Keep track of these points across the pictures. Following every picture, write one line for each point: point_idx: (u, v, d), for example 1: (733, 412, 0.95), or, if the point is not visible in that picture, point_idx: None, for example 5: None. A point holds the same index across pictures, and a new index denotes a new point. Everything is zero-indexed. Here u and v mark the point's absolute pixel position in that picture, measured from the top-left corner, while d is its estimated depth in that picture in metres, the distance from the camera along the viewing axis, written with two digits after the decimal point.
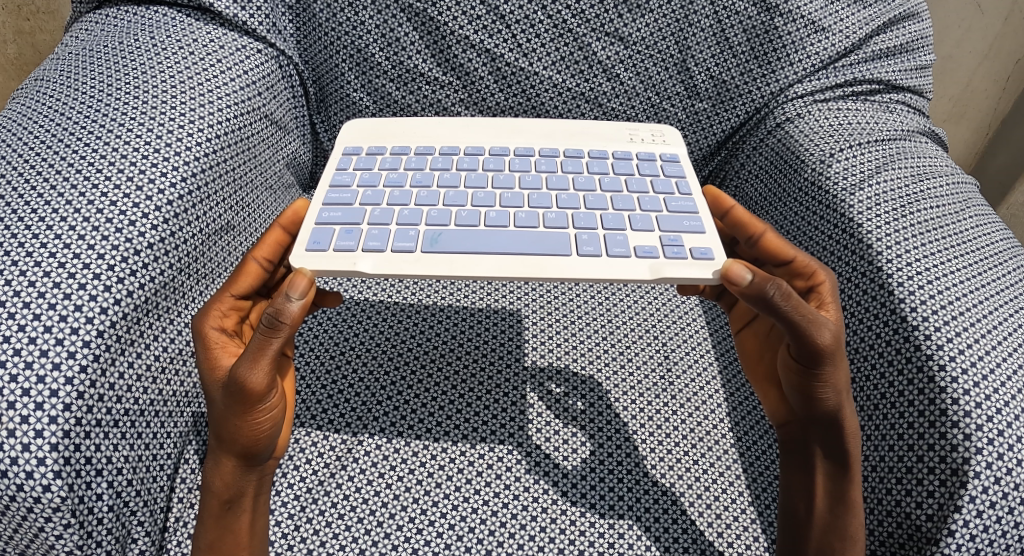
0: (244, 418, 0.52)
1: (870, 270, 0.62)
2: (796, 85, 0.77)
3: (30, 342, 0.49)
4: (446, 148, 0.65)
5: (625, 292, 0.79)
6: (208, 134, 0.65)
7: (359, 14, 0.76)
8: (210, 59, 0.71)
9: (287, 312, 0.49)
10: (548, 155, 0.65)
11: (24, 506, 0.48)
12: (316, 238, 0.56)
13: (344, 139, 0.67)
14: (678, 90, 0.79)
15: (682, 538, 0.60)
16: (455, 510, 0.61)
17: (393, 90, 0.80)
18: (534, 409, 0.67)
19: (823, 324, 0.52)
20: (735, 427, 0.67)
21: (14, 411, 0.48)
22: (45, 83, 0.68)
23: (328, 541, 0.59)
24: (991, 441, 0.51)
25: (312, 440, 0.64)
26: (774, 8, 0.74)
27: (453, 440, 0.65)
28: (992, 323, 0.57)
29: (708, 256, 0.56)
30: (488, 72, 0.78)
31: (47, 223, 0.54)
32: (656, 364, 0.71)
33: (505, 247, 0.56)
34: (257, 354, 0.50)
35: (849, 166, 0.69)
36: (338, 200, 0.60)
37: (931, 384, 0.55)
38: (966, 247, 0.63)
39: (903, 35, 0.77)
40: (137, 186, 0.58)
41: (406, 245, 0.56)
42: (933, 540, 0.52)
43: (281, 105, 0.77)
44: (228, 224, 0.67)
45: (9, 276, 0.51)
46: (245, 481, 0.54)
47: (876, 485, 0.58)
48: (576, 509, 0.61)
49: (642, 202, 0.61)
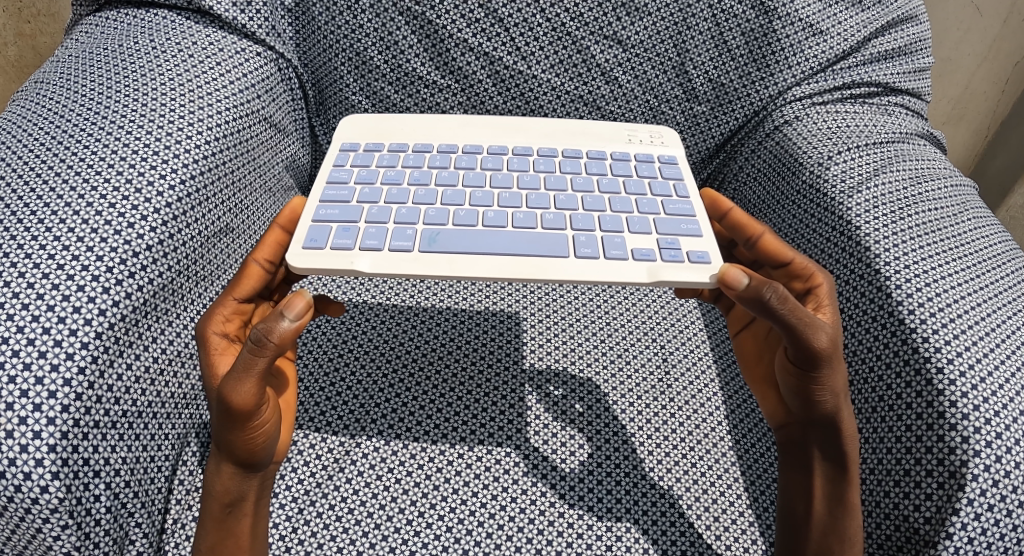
0: (243, 429, 0.51)
1: (868, 272, 0.62)
2: (795, 87, 0.77)
3: (28, 343, 0.50)
4: (444, 146, 0.65)
5: (624, 294, 0.79)
6: (207, 137, 0.65)
7: (358, 17, 0.76)
8: (210, 62, 0.71)
9: (276, 331, 0.48)
10: (546, 155, 0.65)
11: (22, 507, 0.48)
12: (313, 236, 0.56)
13: (342, 135, 0.67)
14: (677, 93, 0.80)
15: (680, 540, 0.60)
16: (452, 512, 0.61)
17: (392, 93, 0.80)
18: (532, 411, 0.67)
19: (820, 327, 0.52)
20: (734, 429, 0.67)
21: (12, 411, 0.48)
22: (45, 85, 0.68)
23: (326, 542, 0.59)
24: (989, 444, 0.51)
25: (310, 442, 0.64)
26: (772, 11, 0.74)
27: (451, 442, 0.65)
28: (990, 325, 0.57)
29: (705, 260, 0.56)
30: (487, 74, 0.78)
31: (46, 224, 0.54)
32: (655, 366, 0.71)
33: (504, 248, 0.56)
34: (242, 371, 0.49)
35: (847, 168, 0.69)
36: (335, 197, 0.60)
37: (929, 386, 0.55)
38: (964, 249, 0.63)
39: (902, 38, 0.77)
40: (137, 188, 0.58)
41: (403, 244, 0.56)
42: (930, 542, 0.52)
43: (280, 108, 0.77)
44: (227, 226, 0.67)
45: (8, 278, 0.51)
46: (246, 486, 0.54)
47: (874, 488, 0.58)
48: (574, 510, 0.61)
49: (640, 204, 0.61)
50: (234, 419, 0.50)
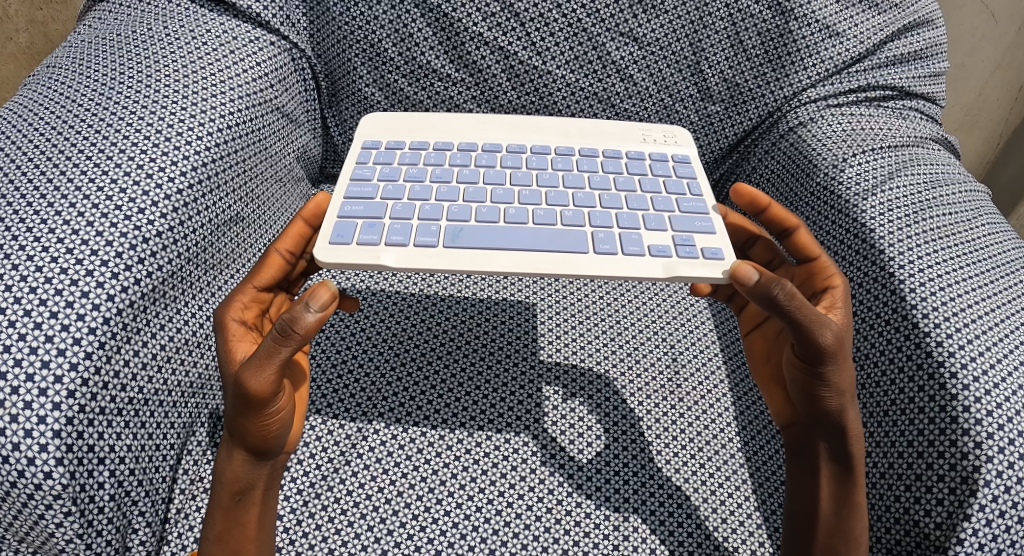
0: (257, 416, 0.50)
1: (882, 275, 0.61)
2: (810, 89, 0.76)
3: (35, 327, 0.49)
4: (464, 144, 0.64)
5: (635, 291, 0.78)
6: (219, 125, 0.65)
7: (372, 9, 0.75)
8: (223, 51, 0.71)
9: (301, 322, 0.47)
10: (564, 154, 0.65)
11: (25, 492, 0.48)
12: (339, 231, 0.56)
13: (363, 132, 0.66)
14: (692, 91, 0.79)
15: (688, 541, 0.59)
16: (460, 510, 0.60)
17: (405, 86, 0.80)
18: (550, 402, 0.67)
19: (826, 324, 0.52)
20: (743, 430, 0.66)
21: (17, 396, 0.48)
22: (57, 70, 0.67)
23: (329, 536, 0.58)
24: (1002, 450, 0.51)
25: (316, 434, 0.63)
26: (789, 12, 0.74)
27: (470, 431, 0.65)
28: (1005, 330, 0.56)
29: (719, 256, 0.56)
30: (501, 69, 0.78)
31: (56, 209, 0.54)
32: (664, 366, 0.71)
33: (527, 243, 0.56)
34: (263, 359, 0.48)
35: (866, 171, 0.68)
36: (359, 193, 0.59)
37: (942, 391, 0.54)
38: (981, 254, 0.62)
39: (917, 42, 0.77)
40: (147, 174, 0.58)
41: (428, 240, 0.56)
42: (941, 548, 0.52)
43: (293, 98, 0.77)
44: (238, 215, 0.67)
45: (15, 261, 0.51)
46: (256, 475, 0.53)
47: (883, 493, 0.57)
48: (582, 509, 0.61)
49: (656, 202, 0.61)
50: (249, 405, 0.49)
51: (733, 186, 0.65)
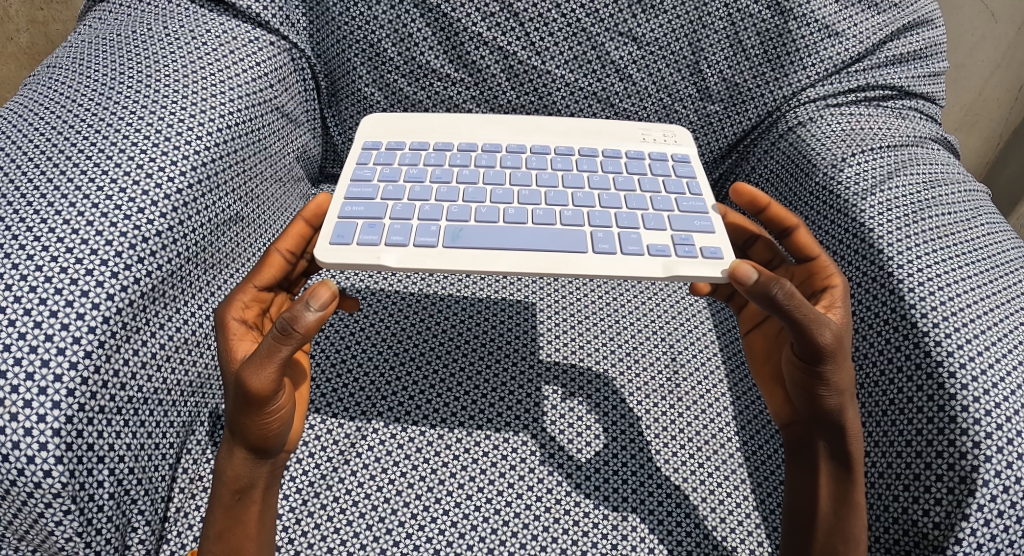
0: (257, 415, 0.51)
1: (881, 274, 0.61)
2: (809, 89, 0.76)
3: (35, 326, 0.49)
4: (464, 144, 0.65)
5: (634, 291, 0.78)
6: (218, 124, 0.65)
7: (371, 9, 0.75)
8: (223, 51, 0.71)
9: (301, 321, 0.47)
10: (564, 154, 0.65)
11: (25, 490, 0.48)
12: (339, 232, 0.56)
13: (363, 132, 0.67)
14: (691, 91, 0.79)
15: (687, 540, 0.59)
16: (459, 509, 0.60)
17: (404, 86, 0.80)
18: (549, 402, 0.67)
19: (826, 324, 0.52)
20: (742, 430, 0.66)
21: (17, 395, 0.48)
22: (58, 70, 0.67)
23: (328, 535, 0.58)
24: (1000, 450, 0.51)
25: (315, 433, 0.64)
26: (788, 12, 0.74)
27: (469, 430, 0.65)
28: (1004, 330, 0.56)
29: (718, 255, 0.56)
30: (500, 68, 0.78)
31: (56, 209, 0.54)
32: (663, 366, 0.71)
33: (526, 242, 0.56)
34: (263, 357, 0.48)
35: (866, 170, 0.68)
36: (360, 194, 0.59)
37: (941, 391, 0.54)
38: (981, 254, 0.62)
39: (917, 41, 0.77)
40: (147, 174, 0.58)
41: (428, 240, 0.56)
42: (939, 547, 0.52)
43: (293, 98, 0.77)
44: (237, 215, 0.67)
45: (15, 260, 0.51)
46: (256, 474, 0.53)
47: (881, 493, 0.57)
48: (581, 508, 0.61)
49: (656, 201, 0.61)
50: (249, 404, 0.50)
51: (732, 185, 0.65)
